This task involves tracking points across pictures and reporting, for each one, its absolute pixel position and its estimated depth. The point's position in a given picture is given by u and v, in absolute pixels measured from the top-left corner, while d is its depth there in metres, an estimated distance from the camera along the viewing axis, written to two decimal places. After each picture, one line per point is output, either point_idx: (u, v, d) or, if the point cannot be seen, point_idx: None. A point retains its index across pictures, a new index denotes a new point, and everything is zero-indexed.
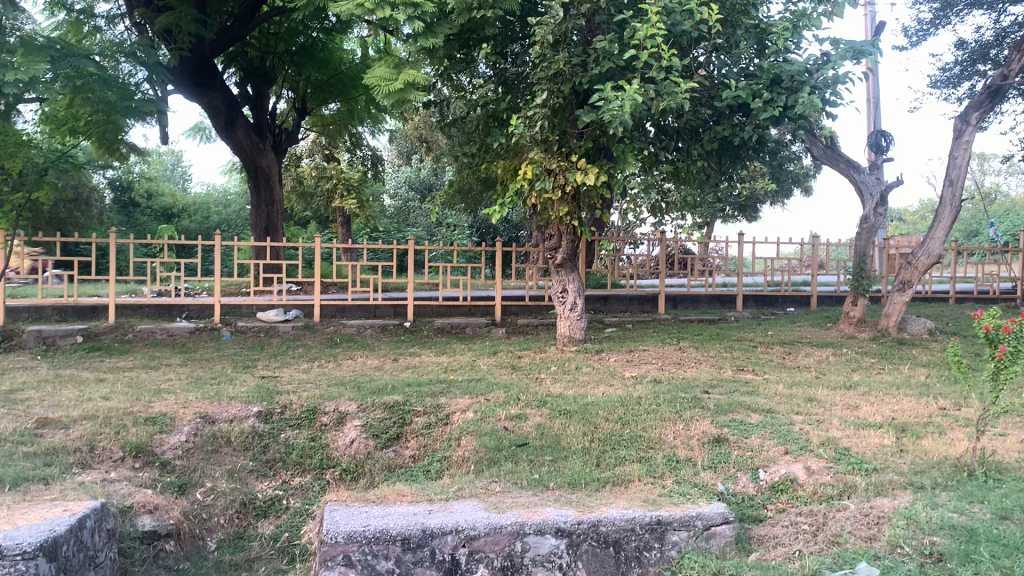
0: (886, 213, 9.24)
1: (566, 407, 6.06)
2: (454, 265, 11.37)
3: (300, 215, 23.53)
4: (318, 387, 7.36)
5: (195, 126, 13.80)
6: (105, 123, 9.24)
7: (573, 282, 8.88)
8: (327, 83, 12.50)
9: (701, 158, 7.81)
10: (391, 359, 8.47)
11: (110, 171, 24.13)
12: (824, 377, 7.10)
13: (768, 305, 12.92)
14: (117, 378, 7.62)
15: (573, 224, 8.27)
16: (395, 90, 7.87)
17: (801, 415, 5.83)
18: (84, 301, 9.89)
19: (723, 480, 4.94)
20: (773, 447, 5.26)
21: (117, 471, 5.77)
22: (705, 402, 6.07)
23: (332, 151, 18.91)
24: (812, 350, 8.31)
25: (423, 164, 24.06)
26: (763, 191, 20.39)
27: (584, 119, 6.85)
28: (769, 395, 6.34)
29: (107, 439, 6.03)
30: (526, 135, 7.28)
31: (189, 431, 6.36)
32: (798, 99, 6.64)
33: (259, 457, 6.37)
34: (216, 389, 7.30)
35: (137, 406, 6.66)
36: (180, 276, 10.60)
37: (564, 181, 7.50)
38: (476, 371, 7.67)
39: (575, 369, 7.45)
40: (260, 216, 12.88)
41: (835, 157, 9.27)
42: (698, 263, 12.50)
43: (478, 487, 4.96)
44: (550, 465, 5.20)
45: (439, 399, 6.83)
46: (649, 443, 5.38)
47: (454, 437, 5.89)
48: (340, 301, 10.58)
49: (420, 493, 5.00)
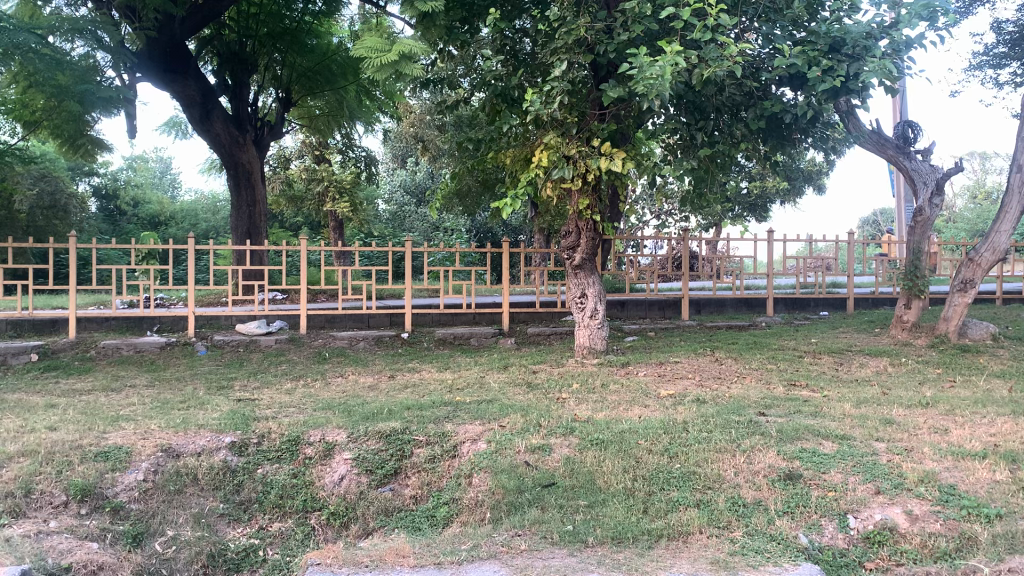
0: (943, 204, 8.27)
1: (599, 436, 5.04)
2: (456, 269, 10.36)
3: (290, 220, 22.50)
4: (302, 412, 6.33)
5: (171, 122, 12.80)
6: (63, 109, 8.34)
7: (593, 286, 7.89)
8: (314, 71, 11.48)
9: (746, 139, 6.83)
10: (387, 377, 7.46)
11: (94, 178, 23.45)
12: (893, 393, 6.09)
13: (799, 309, 11.93)
14: (71, 403, 6.59)
15: (595, 217, 7.38)
16: (388, 63, 6.89)
17: (884, 442, 4.80)
18: (42, 314, 8.88)
19: (805, 530, 3.94)
20: (860, 485, 4.26)
21: (57, 522, 4.77)
22: (765, 427, 5.06)
23: (323, 151, 17.89)
24: (866, 360, 7.31)
25: (418, 167, 23.06)
26: (774, 190, 19.37)
27: (611, 93, 5.91)
28: (837, 417, 5.33)
29: (46, 480, 5.03)
30: (543, 114, 6.31)
31: (147, 468, 5.34)
32: (866, 65, 5.79)
33: (231, 498, 5.34)
34: (185, 415, 6.28)
35: (87, 438, 5.64)
36: (151, 285, 9.58)
37: (585, 168, 6.58)
38: (486, 391, 6.65)
39: (602, 387, 6.44)
40: (242, 218, 11.83)
41: (883, 142, 8.31)
42: (720, 264, 11.52)
43: (497, 544, 3.96)
44: (585, 513, 4.19)
45: (445, 426, 5.80)
46: (707, 482, 4.38)
47: (464, 473, 4.88)
48: (330, 310, 9.56)
49: (425, 551, 3.98)
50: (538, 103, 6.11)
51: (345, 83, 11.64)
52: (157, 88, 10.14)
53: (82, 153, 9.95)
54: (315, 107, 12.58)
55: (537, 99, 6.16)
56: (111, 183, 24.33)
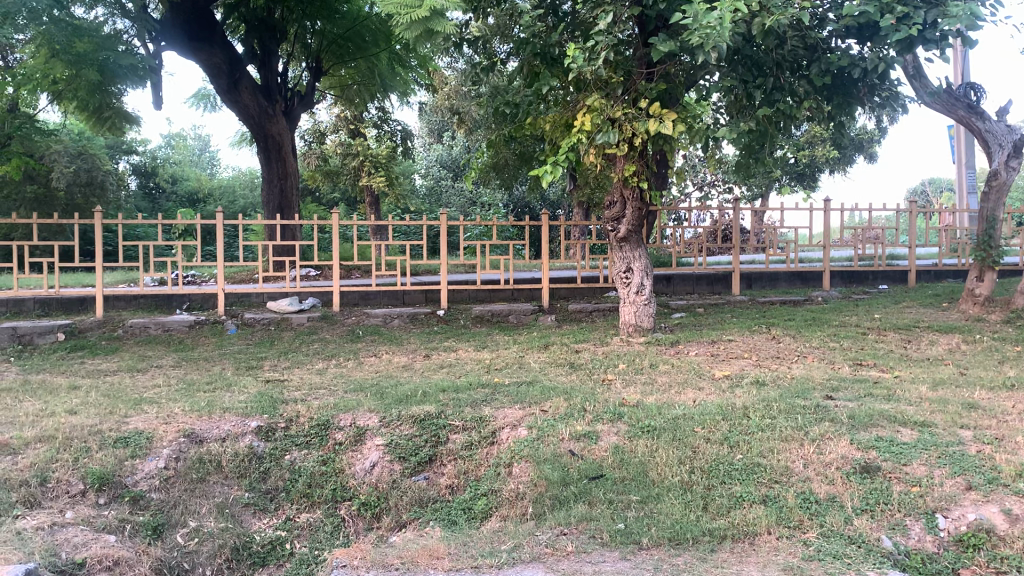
0: (1020, 167, 7.69)
1: (650, 422, 4.61)
2: (493, 243, 9.94)
3: (327, 195, 22.22)
4: (332, 394, 5.98)
5: (201, 94, 12.52)
6: (83, 78, 8.12)
7: (639, 260, 7.42)
8: (345, 37, 11.11)
9: (809, 99, 6.33)
10: (422, 357, 7.09)
11: (132, 154, 23.41)
12: (972, 373, 5.55)
13: (857, 283, 11.33)
14: (95, 385, 6.34)
15: (642, 185, 6.96)
16: (419, 19, 6.49)
17: (970, 430, 4.30)
18: (69, 292, 8.69)
19: (888, 531, 3.48)
20: (949, 480, 3.77)
21: (73, 513, 4.49)
22: (834, 413, 4.59)
23: (358, 125, 17.52)
24: (937, 337, 6.77)
25: (455, 141, 22.62)
26: (824, 158, 18.56)
27: (661, 48, 5.49)
28: (913, 401, 4.82)
29: (62, 468, 4.76)
30: (586, 73, 5.88)
31: (169, 455, 5.04)
32: (946, 10, 5.35)
33: (257, 487, 5.00)
34: (210, 398, 5.97)
35: (107, 423, 5.36)
36: (180, 261, 9.31)
37: (630, 132, 6.16)
38: (526, 372, 6.25)
39: (651, 368, 6.01)
40: (273, 192, 11.55)
41: (953, 101, 7.72)
42: (772, 236, 10.95)
43: (541, 545, 3.59)
44: (638, 509, 3.80)
45: (482, 410, 5.40)
46: (774, 475, 3.93)
47: (502, 463, 4.49)
48: (363, 287, 9.22)
49: (461, 552, 3.61)
50: (582, 60, 5.67)
51: (377, 50, 11.34)
52: (182, 57, 9.88)
53: (109, 125, 9.76)
54: (347, 76, 12.24)
55: (580, 55, 5.72)
56: (150, 161, 24.30)
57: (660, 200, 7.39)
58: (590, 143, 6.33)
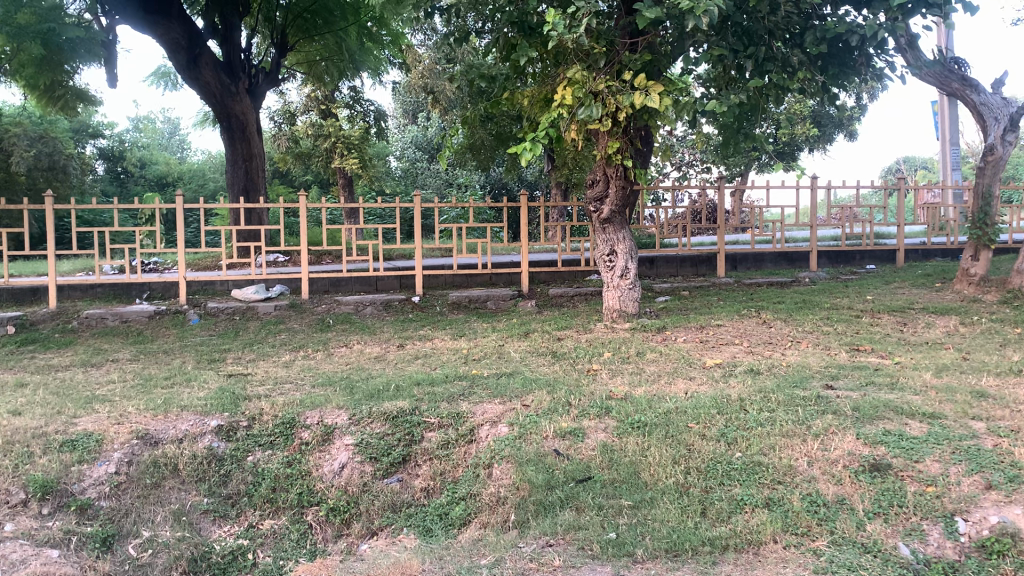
0: (1017, 141, 7.47)
1: (640, 417, 4.28)
2: (470, 226, 9.54)
3: (299, 178, 21.65)
4: (298, 389, 5.60)
5: (160, 73, 11.99)
6: (25, 53, 7.70)
7: (623, 242, 7.08)
8: (312, 9, 10.77)
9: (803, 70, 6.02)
10: (396, 346, 6.72)
11: (98, 137, 22.69)
12: (975, 358, 5.27)
13: (845, 263, 11.10)
14: (43, 382, 5.90)
15: (626, 164, 6.63)
16: None
17: (983, 421, 4.02)
18: (21, 282, 8.24)
19: (904, 538, 3.17)
20: (966, 479, 3.48)
21: (12, 526, 4.11)
22: (838, 405, 4.28)
23: (330, 105, 16.99)
24: (933, 319, 6.50)
25: (429, 121, 22.13)
26: (804, 136, 18.25)
27: (648, 13, 5.13)
28: (918, 390, 4.52)
29: (1, 476, 4.35)
30: (566, 42, 5.52)
31: (120, 459, 4.59)
32: None
33: (217, 491, 4.59)
34: (167, 395, 5.56)
35: (53, 425, 4.92)
36: (138, 247, 8.85)
37: (614, 105, 5.81)
38: (506, 362, 5.88)
39: (638, 357, 5.68)
40: (238, 173, 11.10)
41: (948, 73, 7.42)
42: (756, 216, 10.66)
43: (525, 558, 3.27)
44: (632, 516, 3.47)
45: (459, 404, 5.03)
46: (777, 476, 3.62)
47: (482, 464, 4.14)
48: (333, 273, 8.83)
49: (439, 567, 3.28)
50: (563, 27, 5.31)
51: (345, 25, 10.99)
52: (138, 32, 9.38)
53: (61, 105, 9.26)
54: (314, 53, 11.79)
55: (560, 22, 5.35)
56: (116, 145, 23.58)
57: (645, 179, 7.05)
58: (571, 118, 5.97)
